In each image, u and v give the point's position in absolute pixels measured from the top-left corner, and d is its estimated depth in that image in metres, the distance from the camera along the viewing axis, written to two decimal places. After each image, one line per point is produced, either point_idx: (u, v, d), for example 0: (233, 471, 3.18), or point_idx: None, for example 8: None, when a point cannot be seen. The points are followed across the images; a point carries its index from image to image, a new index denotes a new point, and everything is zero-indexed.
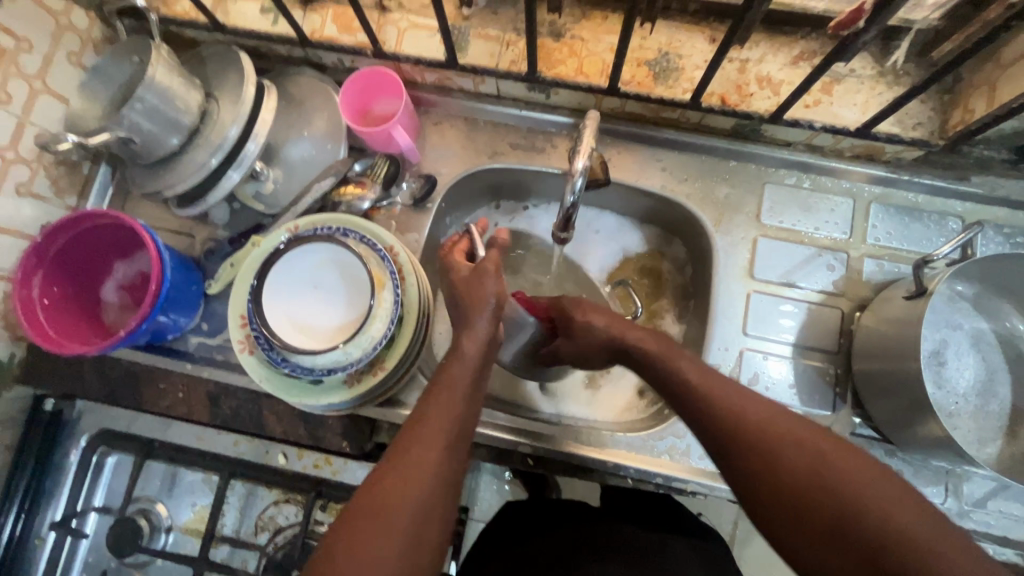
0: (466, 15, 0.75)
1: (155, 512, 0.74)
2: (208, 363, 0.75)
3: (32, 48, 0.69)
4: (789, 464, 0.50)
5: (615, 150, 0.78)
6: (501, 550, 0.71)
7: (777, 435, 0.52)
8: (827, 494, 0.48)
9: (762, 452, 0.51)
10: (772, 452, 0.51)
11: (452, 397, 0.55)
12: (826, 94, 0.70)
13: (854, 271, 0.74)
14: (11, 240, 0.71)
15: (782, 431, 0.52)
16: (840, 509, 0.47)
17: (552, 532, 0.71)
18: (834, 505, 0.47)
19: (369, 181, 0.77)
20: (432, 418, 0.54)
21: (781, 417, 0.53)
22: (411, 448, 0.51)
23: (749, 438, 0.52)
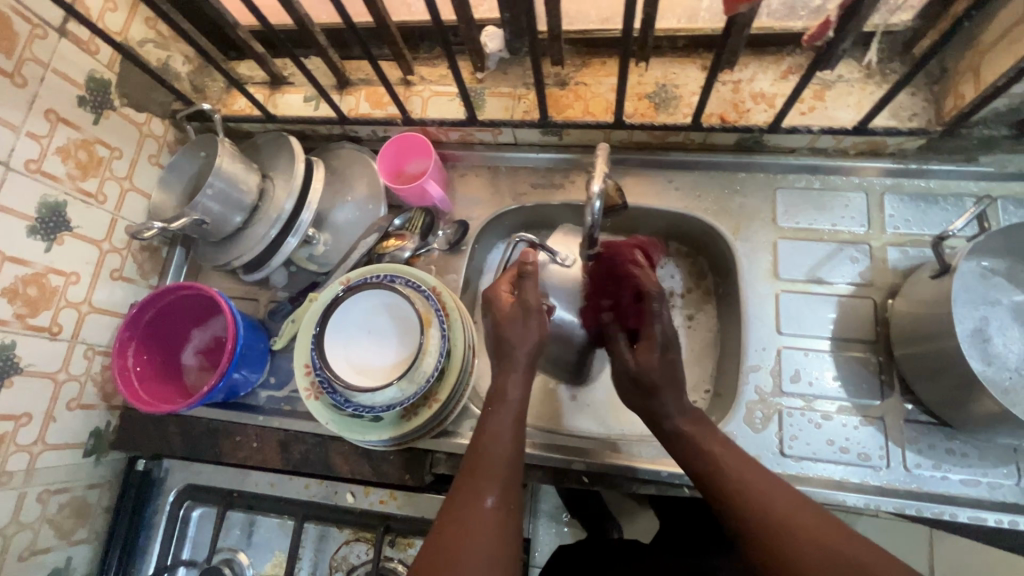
0: (481, 78, 0.84)
1: (237, 560, 0.79)
2: (277, 413, 0.82)
3: (122, 155, 0.81)
4: (779, 512, 0.54)
5: (629, 178, 0.85)
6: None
7: (782, 501, 0.55)
8: (796, 553, 0.51)
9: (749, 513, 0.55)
10: (765, 501, 0.55)
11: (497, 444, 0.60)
12: (819, 101, 0.75)
13: (879, 260, 0.76)
14: (107, 319, 0.81)
15: (759, 501, 0.55)
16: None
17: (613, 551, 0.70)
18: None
19: (408, 233, 0.86)
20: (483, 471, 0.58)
21: (758, 486, 0.57)
22: (466, 501, 0.55)
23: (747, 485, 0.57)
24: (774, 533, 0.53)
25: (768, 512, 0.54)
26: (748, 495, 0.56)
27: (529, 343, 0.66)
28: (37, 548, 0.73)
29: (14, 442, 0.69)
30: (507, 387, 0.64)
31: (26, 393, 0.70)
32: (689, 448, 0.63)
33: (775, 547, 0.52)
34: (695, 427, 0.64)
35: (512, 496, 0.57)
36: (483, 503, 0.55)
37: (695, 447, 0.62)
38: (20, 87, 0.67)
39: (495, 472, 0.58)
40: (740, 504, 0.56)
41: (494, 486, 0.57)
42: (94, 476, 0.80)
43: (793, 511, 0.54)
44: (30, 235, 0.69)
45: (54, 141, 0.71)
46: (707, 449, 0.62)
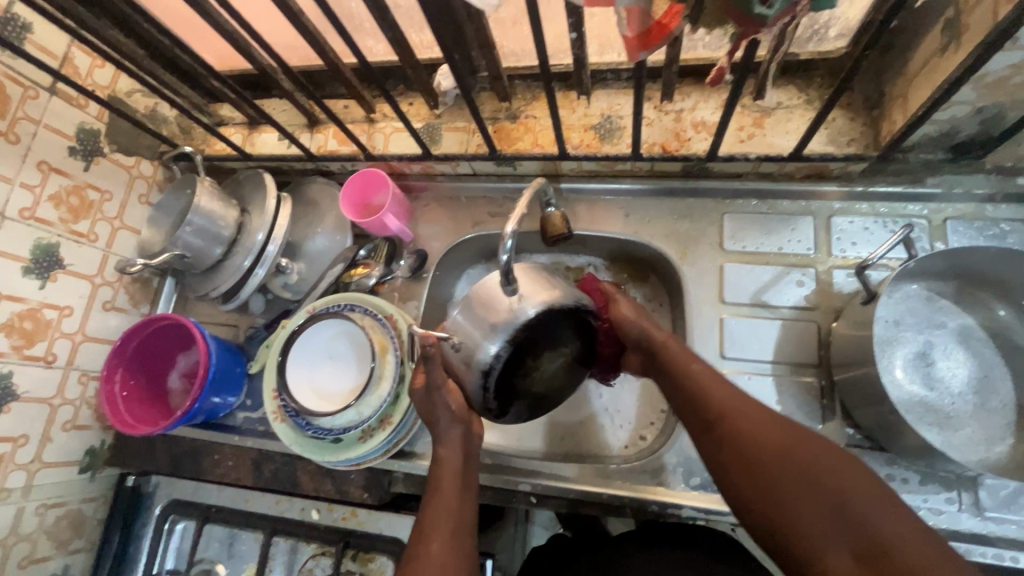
0: (438, 114, 0.89)
1: (216, 570, 0.85)
2: (252, 433, 0.88)
3: (112, 196, 0.88)
4: (768, 443, 0.56)
5: (581, 204, 0.87)
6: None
7: (754, 417, 0.59)
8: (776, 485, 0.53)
9: (727, 422, 0.59)
10: (756, 434, 0.57)
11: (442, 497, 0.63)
12: (759, 127, 0.76)
13: (824, 284, 0.77)
14: (100, 347, 0.89)
15: (736, 413, 0.59)
16: (790, 508, 0.52)
17: None
18: (791, 480, 0.53)
19: (374, 262, 0.91)
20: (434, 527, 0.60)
21: (738, 401, 0.61)
22: (418, 544, 0.59)
23: (738, 419, 0.59)
24: (765, 470, 0.55)
25: (752, 445, 0.56)
26: (738, 428, 0.58)
27: (446, 420, 0.67)
28: (35, 557, 0.80)
29: (12, 462, 0.77)
30: (442, 453, 0.66)
31: (23, 416, 0.78)
32: (684, 391, 0.64)
33: (760, 480, 0.55)
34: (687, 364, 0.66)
35: (461, 542, 0.60)
36: (428, 549, 0.58)
37: (686, 383, 0.64)
38: (14, 144, 0.75)
39: (444, 526, 0.60)
40: (728, 438, 0.58)
41: (443, 533, 0.59)
42: (88, 491, 0.88)
43: (780, 441, 0.56)
44: (25, 274, 0.77)
45: (46, 189, 0.79)
46: (699, 383, 0.63)
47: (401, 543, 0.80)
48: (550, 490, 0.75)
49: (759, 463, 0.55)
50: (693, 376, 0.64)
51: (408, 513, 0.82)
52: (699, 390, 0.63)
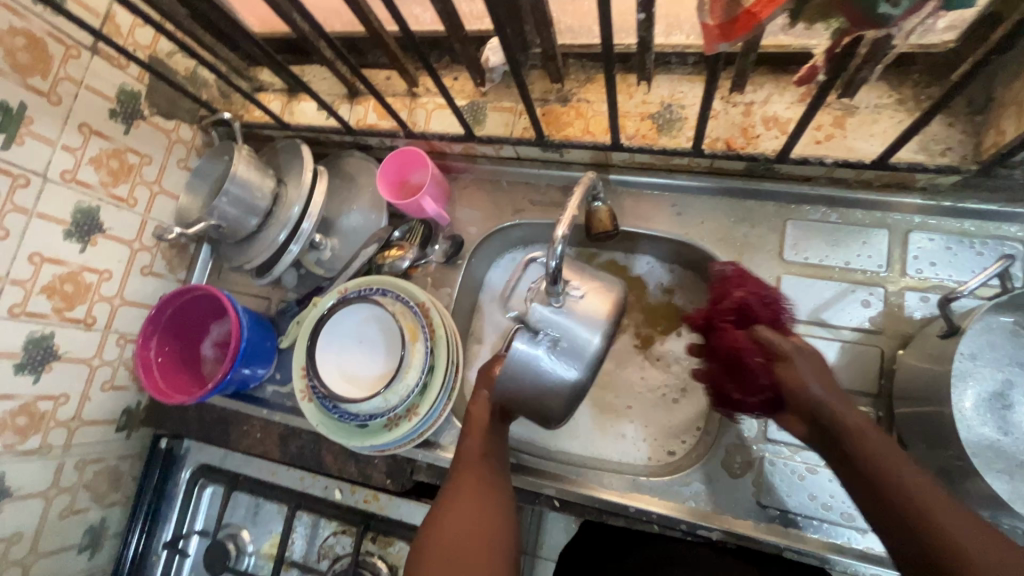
0: (484, 92, 0.83)
1: (240, 536, 0.87)
2: (280, 408, 0.88)
3: (151, 160, 0.88)
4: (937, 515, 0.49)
5: (629, 198, 0.82)
6: None
7: (934, 503, 0.50)
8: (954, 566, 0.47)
9: (901, 507, 0.51)
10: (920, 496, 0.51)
11: (473, 442, 0.69)
12: (839, 128, 0.68)
13: (893, 306, 0.70)
14: (137, 311, 0.90)
15: (906, 497, 0.51)
16: None
17: None
18: None
19: (408, 244, 0.88)
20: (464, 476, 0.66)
21: (907, 478, 0.52)
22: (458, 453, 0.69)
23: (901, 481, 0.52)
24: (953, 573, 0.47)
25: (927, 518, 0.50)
26: (906, 493, 0.51)
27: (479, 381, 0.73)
28: (74, 509, 0.84)
29: (54, 419, 0.79)
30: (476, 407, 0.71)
31: (64, 376, 0.80)
32: (840, 444, 0.57)
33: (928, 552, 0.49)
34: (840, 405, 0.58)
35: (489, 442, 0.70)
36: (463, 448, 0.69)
37: (852, 445, 0.56)
38: (56, 105, 0.74)
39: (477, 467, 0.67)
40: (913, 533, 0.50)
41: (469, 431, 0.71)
42: (124, 449, 0.90)
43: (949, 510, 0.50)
44: (66, 238, 0.77)
45: (87, 151, 0.78)
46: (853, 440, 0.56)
47: (420, 531, 0.80)
48: (574, 496, 0.73)
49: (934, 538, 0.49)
50: (852, 439, 0.56)
51: (429, 502, 0.81)
52: (862, 463, 0.54)
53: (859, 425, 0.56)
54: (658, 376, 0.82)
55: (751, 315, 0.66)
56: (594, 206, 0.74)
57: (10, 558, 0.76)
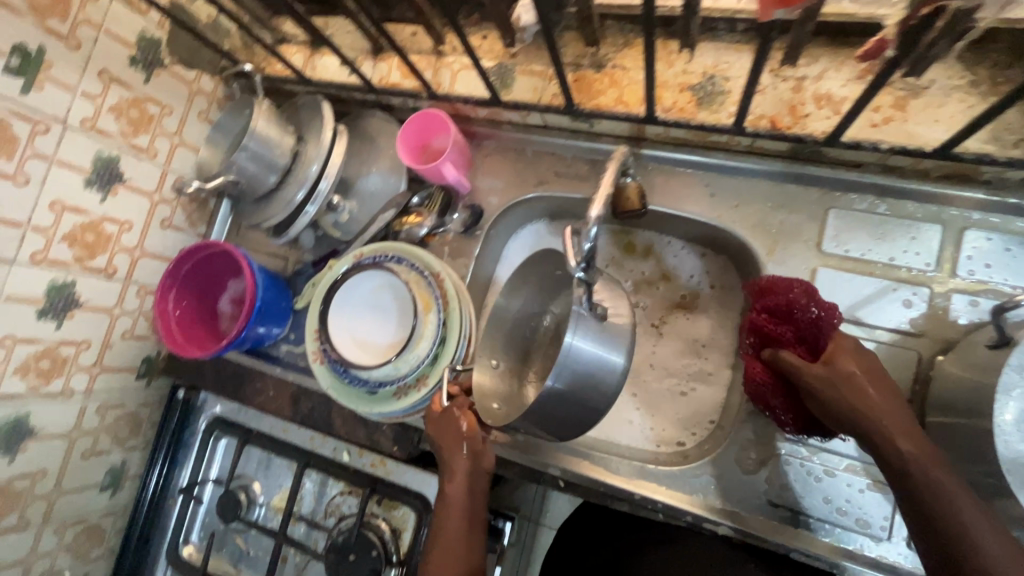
0: (513, 53, 0.79)
1: (252, 488, 0.89)
2: (293, 368, 0.89)
3: (172, 111, 0.86)
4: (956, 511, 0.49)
5: (661, 175, 0.77)
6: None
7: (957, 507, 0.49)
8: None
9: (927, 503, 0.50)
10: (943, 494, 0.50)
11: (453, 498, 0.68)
12: (899, 111, 0.62)
13: (938, 309, 0.65)
14: (157, 263, 0.90)
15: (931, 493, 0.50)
16: None
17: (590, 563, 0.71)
18: None
19: (426, 212, 0.85)
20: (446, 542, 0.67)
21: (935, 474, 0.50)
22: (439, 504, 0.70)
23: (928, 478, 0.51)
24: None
25: (950, 519, 0.49)
26: (923, 480, 0.51)
27: (452, 442, 0.70)
28: (95, 450, 0.87)
29: (76, 364, 0.81)
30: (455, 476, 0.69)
31: (85, 323, 0.81)
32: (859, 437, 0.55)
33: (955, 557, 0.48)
34: (863, 396, 0.55)
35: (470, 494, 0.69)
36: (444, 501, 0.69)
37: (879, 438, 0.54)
38: (75, 49, 0.72)
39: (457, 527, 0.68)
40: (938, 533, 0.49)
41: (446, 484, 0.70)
42: (144, 396, 0.93)
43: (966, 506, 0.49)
44: (87, 187, 0.77)
45: (107, 99, 0.77)
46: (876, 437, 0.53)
47: (424, 499, 0.80)
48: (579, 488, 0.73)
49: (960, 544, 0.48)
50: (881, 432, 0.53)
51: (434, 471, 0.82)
52: (888, 454, 0.53)
53: (888, 411, 0.54)
54: (674, 364, 0.80)
55: (781, 316, 0.63)
56: (619, 180, 0.71)
57: (36, 492, 0.80)
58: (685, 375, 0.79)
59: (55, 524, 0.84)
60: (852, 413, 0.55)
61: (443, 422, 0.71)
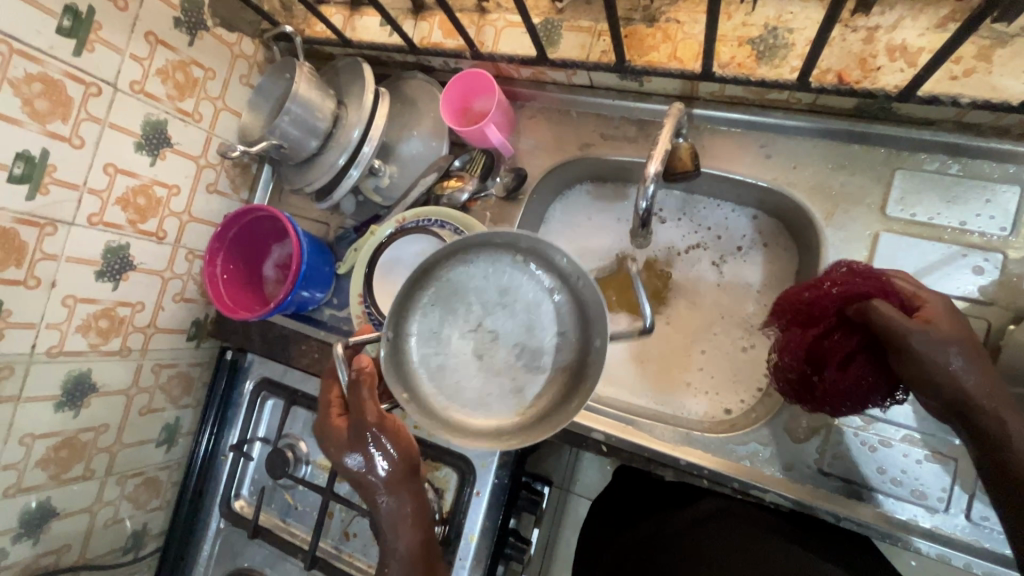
0: (560, 8, 0.76)
1: (298, 446, 0.92)
2: (336, 330, 0.92)
3: (215, 75, 0.86)
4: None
5: (713, 136, 0.74)
6: (605, 543, 0.72)
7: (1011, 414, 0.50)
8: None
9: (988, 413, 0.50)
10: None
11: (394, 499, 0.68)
12: (982, 61, 0.57)
13: (1012, 276, 0.61)
14: (204, 228, 0.92)
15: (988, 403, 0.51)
16: None
17: (635, 531, 0.70)
18: None
19: (468, 175, 0.84)
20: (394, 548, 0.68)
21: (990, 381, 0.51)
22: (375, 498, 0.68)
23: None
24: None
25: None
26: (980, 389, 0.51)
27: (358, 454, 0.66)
28: (152, 408, 0.91)
29: (132, 324, 0.84)
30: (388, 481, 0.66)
31: (139, 285, 0.84)
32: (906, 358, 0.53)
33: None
34: (972, 362, 0.51)
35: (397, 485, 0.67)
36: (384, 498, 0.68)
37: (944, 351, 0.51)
38: (123, 10, 0.72)
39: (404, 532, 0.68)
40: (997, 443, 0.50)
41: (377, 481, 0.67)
42: (194, 357, 0.96)
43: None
44: (137, 150, 0.78)
45: (154, 62, 0.77)
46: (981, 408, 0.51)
47: (466, 460, 0.81)
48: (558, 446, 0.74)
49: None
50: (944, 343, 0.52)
51: None
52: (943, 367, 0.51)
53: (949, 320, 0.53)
54: (721, 332, 0.78)
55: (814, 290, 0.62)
56: (680, 141, 0.68)
57: (99, 445, 0.84)
58: (732, 342, 0.77)
59: (117, 475, 0.88)
60: (914, 338, 0.52)
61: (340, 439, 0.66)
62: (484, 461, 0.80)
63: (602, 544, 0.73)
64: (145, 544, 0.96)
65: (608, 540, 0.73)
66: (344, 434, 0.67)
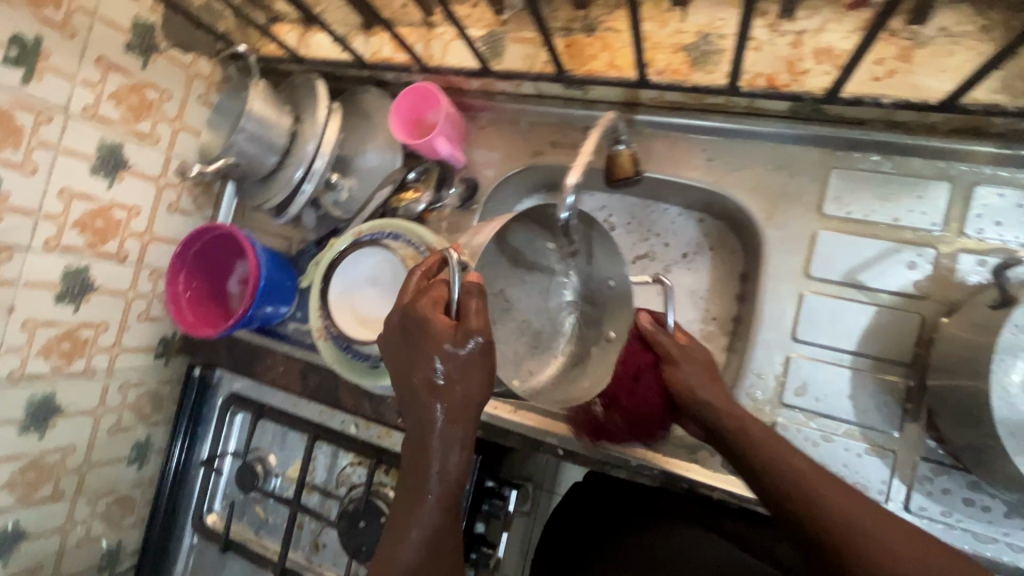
0: (504, 20, 0.77)
1: (268, 460, 0.93)
2: (302, 345, 0.92)
3: (171, 96, 0.87)
4: (836, 513, 0.49)
5: (656, 141, 0.75)
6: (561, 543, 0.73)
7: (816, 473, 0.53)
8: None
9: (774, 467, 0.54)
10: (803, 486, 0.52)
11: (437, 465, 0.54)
12: (903, 62, 0.59)
13: (944, 270, 0.63)
14: (167, 247, 0.93)
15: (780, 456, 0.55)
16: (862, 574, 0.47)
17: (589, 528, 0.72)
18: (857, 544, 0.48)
19: (423, 186, 0.86)
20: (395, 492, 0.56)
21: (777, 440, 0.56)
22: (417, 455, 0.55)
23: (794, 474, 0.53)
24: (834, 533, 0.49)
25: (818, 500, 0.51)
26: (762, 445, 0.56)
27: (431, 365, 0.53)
28: (121, 426, 0.92)
29: (96, 345, 0.85)
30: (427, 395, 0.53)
31: (102, 306, 0.85)
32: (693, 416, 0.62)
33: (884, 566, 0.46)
34: (758, 426, 0.58)
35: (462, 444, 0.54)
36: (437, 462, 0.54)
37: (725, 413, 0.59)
38: (71, 38, 0.74)
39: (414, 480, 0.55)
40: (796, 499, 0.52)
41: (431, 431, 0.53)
42: (163, 375, 0.97)
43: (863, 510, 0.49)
44: (93, 174, 0.79)
45: (106, 87, 0.78)
46: (753, 445, 0.56)
47: None
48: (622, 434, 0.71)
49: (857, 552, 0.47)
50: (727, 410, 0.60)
51: None
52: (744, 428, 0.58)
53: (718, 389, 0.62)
54: None
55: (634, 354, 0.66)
56: (619, 146, 0.69)
57: (67, 466, 0.85)
58: None
59: (87, 495, 0.89)
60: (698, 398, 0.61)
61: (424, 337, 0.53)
62: None
63: (559, 542, 0.73)
64: (121, 562, 0.97)
65: (565, 538, 0.73)
66: (444, 335, 0.52)
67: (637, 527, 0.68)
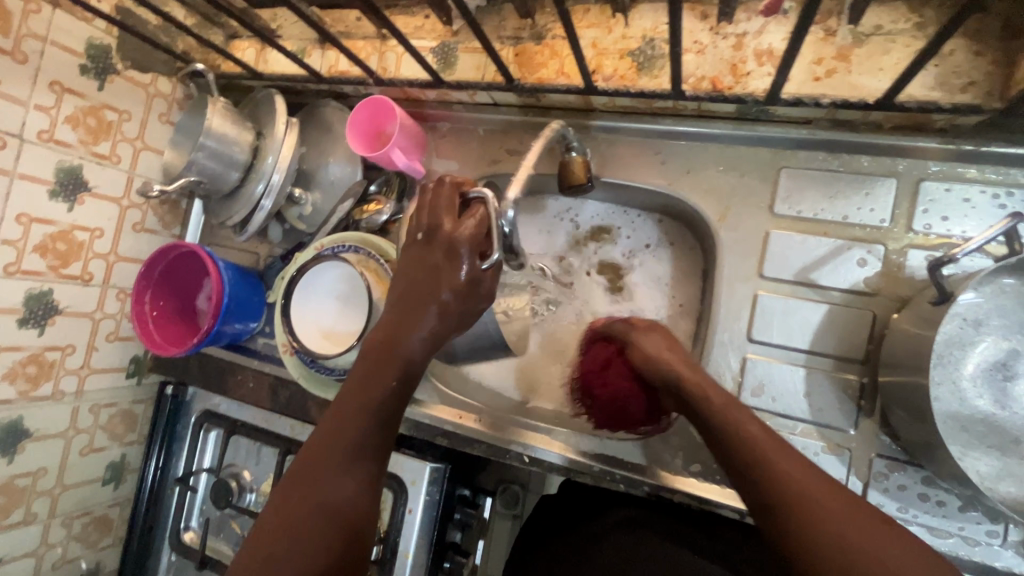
0: (454, 31, 0.77)
1: (242, 475, 0.93)
2: (270, 360, 0.93)
3: (131, 116, 0.88)
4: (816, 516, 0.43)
5: (610, 146, 0.76)
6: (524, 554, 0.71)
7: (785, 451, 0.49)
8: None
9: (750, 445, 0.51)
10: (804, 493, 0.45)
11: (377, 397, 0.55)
12: (842, 61, 0.59)
13: (893, 266, 0.63)
14: (134, 266, 0.93)
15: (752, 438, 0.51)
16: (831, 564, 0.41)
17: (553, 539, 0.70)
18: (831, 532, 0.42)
19: (386, 198, 0.87)
20: (333, 421, 0.53)
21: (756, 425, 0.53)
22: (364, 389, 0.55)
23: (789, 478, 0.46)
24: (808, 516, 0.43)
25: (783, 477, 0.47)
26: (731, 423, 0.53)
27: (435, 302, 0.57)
28: (94, 447, 0.92)
29: (63, 367, 0.85)
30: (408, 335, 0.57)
31: (68, 329, 0.85)
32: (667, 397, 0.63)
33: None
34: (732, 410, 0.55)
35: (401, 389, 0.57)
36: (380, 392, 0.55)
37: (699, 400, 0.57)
38: (23, 63, 0.74)
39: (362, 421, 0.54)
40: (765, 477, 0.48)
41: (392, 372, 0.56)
42: (136, 394, 0.98)
43: (867, 535, 0.41)
44: (52, 197, 0.80)
45: (62, 110, 0.79)
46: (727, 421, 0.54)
47: (397, 479, 0.79)
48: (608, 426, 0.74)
49: (826, 572, 0.41)
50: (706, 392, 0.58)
51: (407, 454, 0.80)
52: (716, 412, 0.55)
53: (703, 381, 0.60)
54: None
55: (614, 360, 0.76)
56: (569, 153, 0.69)
57: (39, 489, 0.85)
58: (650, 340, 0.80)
59: (62, 517, 0.89)
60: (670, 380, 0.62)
61: (434, 271, 0.57)
62: (415, 478, 0.78)
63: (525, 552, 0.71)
64: None
65: (530, 548, 0.71)
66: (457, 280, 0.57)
67: (589, 541, 0.65)
